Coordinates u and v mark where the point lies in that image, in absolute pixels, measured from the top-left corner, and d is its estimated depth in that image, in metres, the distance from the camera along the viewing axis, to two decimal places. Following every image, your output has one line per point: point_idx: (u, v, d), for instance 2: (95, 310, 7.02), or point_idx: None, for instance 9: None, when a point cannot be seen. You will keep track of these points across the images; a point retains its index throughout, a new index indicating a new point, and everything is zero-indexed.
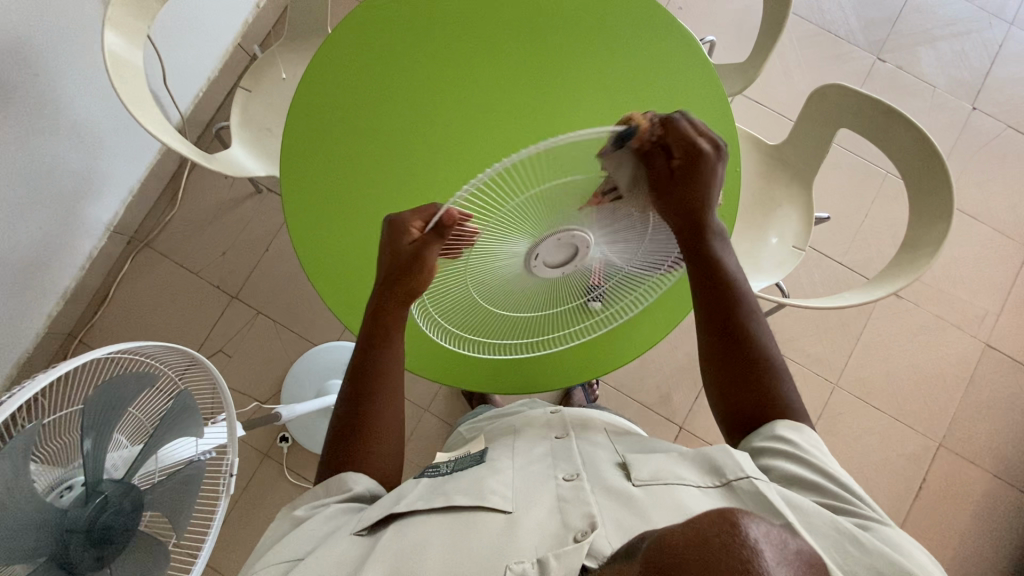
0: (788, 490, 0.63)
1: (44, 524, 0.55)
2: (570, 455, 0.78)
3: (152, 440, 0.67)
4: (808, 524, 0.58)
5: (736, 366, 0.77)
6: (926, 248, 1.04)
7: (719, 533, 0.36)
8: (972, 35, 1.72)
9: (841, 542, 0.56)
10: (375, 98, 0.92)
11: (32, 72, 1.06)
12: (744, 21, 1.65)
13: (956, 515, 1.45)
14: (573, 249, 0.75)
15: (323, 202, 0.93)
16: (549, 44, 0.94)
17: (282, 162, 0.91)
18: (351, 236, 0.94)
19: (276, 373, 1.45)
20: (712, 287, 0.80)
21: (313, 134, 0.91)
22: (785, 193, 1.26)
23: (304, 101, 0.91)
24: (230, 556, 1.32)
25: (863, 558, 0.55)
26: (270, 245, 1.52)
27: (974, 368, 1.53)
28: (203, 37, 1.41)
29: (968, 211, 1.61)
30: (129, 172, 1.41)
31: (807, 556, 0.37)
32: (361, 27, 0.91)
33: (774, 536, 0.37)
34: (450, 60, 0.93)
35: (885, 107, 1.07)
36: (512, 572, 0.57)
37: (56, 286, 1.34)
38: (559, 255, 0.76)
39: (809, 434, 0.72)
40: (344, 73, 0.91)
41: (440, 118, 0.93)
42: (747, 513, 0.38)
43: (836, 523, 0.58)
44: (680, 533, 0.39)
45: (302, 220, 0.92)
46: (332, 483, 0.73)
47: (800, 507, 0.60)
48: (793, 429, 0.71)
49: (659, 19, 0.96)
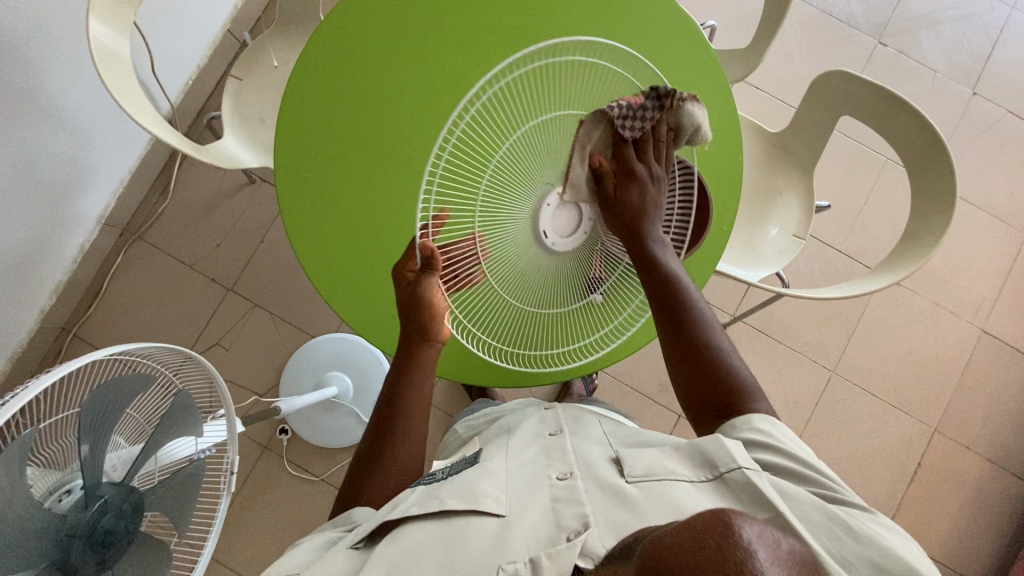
0: (780, 481, 0.62)
1: (44, 531, 0.54)
2: (565, 451, 0.78)
3: (153, 440, 0.66)
4: (801, 513, 0.58)
5: (678, 319, 0.79)
6: (927, 237, 1.03)
7: (713, 534, 0.36)
8: (973, 18, 1.70)
9: (835, 532, 0.55)
10: (337, 123, 0.90)
11: (20, 66, 1.03)
12: (746, 6, 1.62)
13: (950, 499, 1.47)
14: (573, 208, 0.82)
15: (317, 162, 0.90)
16: (501, 26, 0.91)
17: (282, 110, 0.89)
18: (345, 203, 0.91)
19: (274, 365, 1.44)
20: (672, 323, 0.79)
21: (322, 91, 0.89)
22: (785, 182, 1.25)
23: (317, 56, 0.89)
24: (231, 548, 1.32)
25: (858, 546, 0.54)
26: (265, 237, 1.50)
27: (970, 354, 1.54)
28: (191, 25, 1.37)
29: (967, 198, 1.61)
30: (120, 163, 1.39)
31: (799, 555, 0.37)
32: (343, 49, 0.89)
33: (767, 536, 0.36)
34: (445, 74, 0.90)
35: (889, 95, 1.05)
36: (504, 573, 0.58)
37: (49, 280, 1.33)
38: (566, 224, 0.82)
39: (786, 431, 0.71)
40: (364, 35, 0.89)
41: (447, 91, 0.90)
42: (741, 513, 0.37)
43: (830, 512, 0.57)
44: (673, 537, 0.38)
45: (291, 172, 0.90)
46: (338, 519, 0.74)
47: (788, 494, 0.60)
48: (768, 424, 0.70)
49: (683, 30, 0.93)
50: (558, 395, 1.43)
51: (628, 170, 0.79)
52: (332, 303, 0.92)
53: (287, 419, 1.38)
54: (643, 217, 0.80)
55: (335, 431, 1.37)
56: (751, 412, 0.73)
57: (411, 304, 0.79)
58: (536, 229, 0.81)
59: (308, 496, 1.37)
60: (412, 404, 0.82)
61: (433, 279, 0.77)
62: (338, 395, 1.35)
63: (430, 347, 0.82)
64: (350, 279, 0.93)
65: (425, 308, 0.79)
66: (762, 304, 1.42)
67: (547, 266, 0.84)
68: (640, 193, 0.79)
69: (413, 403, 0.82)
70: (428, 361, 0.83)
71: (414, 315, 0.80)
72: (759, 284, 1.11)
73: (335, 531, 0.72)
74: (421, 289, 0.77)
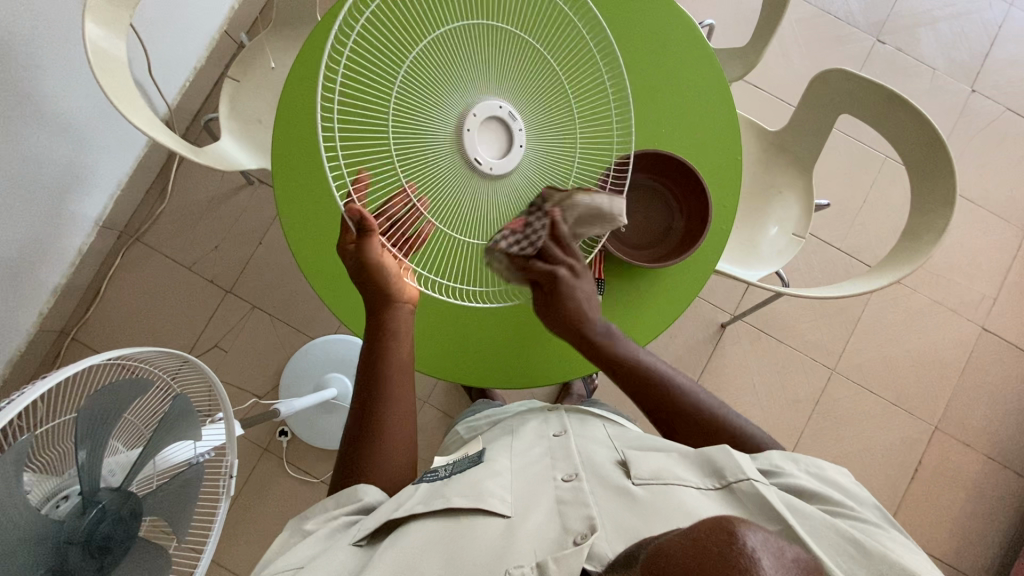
0: (791, 499, 0.62)
1: (42, 539, 0.54)
2: (570, 452, 0.78)
3: (151, 445, 0.66)
4: (811, 529, 0.58)
5: (643, 381, 0.84)
6: (928, 236, 1.03)
7: (717, 543, 0.35)
8: (972, 16, 1.70)
9: (843, 545, 0.55)
10: (313, 115, 0.89)
11: (16, 67, 1.03)
12: (743, 4, 1.62)
13: (952, 497, 1.47)
14: (498, 122, 0.74)
15: (314, 163, 0.90)
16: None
17: (279, 111, 0.89)
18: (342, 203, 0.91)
19: (273, 367, 1.44)
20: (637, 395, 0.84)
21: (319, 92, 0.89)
22: (785, 180, 1.24)
23: (313, 58, 0.89)
24: (232, 550, 1.32)
25: (868, 561, 0.52)
26: (263, 238, 1.49)
27: (971, 352, 1.54)
28: (188, 26, 1.37)
29: (967, 196, 1.60)
30: (117, 165, 1.38)
31: (804, 563, 0.36)
32: None
33: (771, 544, 0.36)
34: None
35: (888, 93, 1.05)
36: None
37: (46, 284, 1.32)
38: (496, 143, 0.74)
39: (808, 462, 0.70)
40: None
41: None
42: (745, 521, 0.37)
43: (840, 529, 0.57)
44: (677, 544, 0.38)
45: (288, 173, 0.90)
46: (342, 496, 0.72)
47: (801, 511, 0.60)
48: (788, 458, 0.70)
49: (682, 29, 0.93)
50: (558, 395, 1.42)
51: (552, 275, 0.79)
52: (331, 304, 0.92)
53: (286, 420, 1.38)
54: (585, 314, 0.83)
55: (335, 432, 1.37)
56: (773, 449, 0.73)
57: (361, 270, 0.77)
58: (465, 156, 0.73)
59: (308, 498, 1.36)
60: (392, 365, 0.80)
61: (374, 242, 0.75)
62: (338, 396, 1.34)
63: (398, 309, 0.81)
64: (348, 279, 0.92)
65: (374, 271, 0.77)
66: (762, 303, 1.42)
67: (491, 194, 0.75)
68: (573, 296, 0.81)
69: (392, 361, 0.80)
70: (398, 324, 0.81)
71: (370, 281, 0.78)
72: (759, 283, 1.10)
73: (346, 515, 0.71)
74: (365, 253, 0.75)
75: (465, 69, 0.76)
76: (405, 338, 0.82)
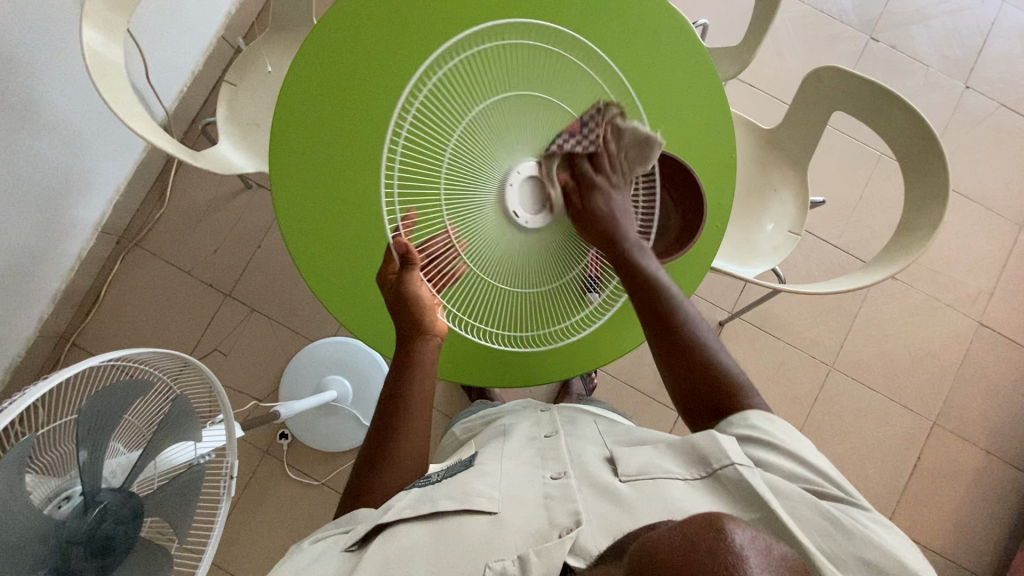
0: (772, 477, 0.62)
1: (43, 538, 0.54)
2: (559, 452, 0.78)
3: (149, 447, 0.66)
4: (790, 507, 0.59)
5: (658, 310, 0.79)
6: (922, 230, 1.03)
7: (705, 538, 0.36)
8: (965, 12, 1.71)
9: (824, 526, 0.57)
10: (316, 110, 0.90)
11: (14, 74, 1.03)
12: (737, 3, 1.63)
13: (950, 492, 1.48)
14: (535, 180, 0.77)
15: (310, 158, 0.90)
16: (455, 10, 0.91)
17: (280, 103, 0.89)
18: (336, 199, 0.91)
19: (273, 370, 1.44)
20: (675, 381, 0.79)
21: (317, 88, 0.90)
22: (780, 178, 1.25)
23: (314, 54, 0.89)
24: (234, 553, 1.32)
25: (846, 543, 0.55)
26: (261, 241, 1.50)
27: (968, 347, 1.55)
28: (185, 31, 1.37)
29: (961, 191, 1.61)
30: (116, 171, 1.39)
31: (790, 560, 0.37)
32: (339, 46, 0.90)
33: (759, 541, 0.36)
34: None
35: (880, 89, 1.06)
36: (491, 571, 0.59)
37: (46, 290, 1.32)
38: (535, 198, 0.77)
39: (782, 426, 0.70)
40: (357, 34, 0.90)
41: None
42: (734, 518, 0.38)
43: (822, 508, 0.58)
44: (665, 540, 0.38)
45: (286, 166, 0.90)
46: (343, 518, 0.74)
47: (781, 491, 0.60)
48: (765, 422, 0.70)
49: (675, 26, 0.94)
50: (557, 395, 1.43)
51: (588, 184, 0.78)
52: (324, 301, 0.92)
53: (286, 423, 1.38)
54: (615, 220, 0.78)
55: (334, 434, 1.37)
56: (749, 410, 0.72)
57: (398, 301, 0.78)
58: (507, 210, 0.76)
59: (309, 502, 1.37)
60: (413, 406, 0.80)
61: (414, 274, 0.76)
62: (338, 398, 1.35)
63: (428, 340, 0.81)
64: (342, 278, 0.92)
65: (411, 304, 0.78)
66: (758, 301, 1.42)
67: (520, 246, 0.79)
68: (605, 202, 0.78)
69: (413, 396, 0.80)
70: (428, 355, 0.81)
71: (407, 313, 0.79)
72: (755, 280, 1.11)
73: (336, 531, 0.72)
74: (406, 285, 0.76)
75: (499, 130, 0.77)
76: (430, 374, 0.81)
